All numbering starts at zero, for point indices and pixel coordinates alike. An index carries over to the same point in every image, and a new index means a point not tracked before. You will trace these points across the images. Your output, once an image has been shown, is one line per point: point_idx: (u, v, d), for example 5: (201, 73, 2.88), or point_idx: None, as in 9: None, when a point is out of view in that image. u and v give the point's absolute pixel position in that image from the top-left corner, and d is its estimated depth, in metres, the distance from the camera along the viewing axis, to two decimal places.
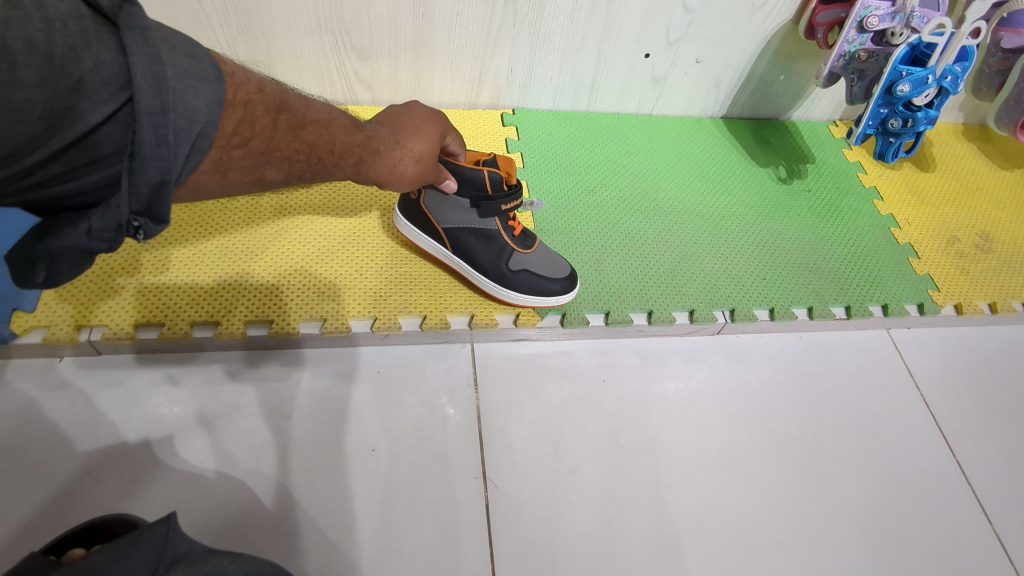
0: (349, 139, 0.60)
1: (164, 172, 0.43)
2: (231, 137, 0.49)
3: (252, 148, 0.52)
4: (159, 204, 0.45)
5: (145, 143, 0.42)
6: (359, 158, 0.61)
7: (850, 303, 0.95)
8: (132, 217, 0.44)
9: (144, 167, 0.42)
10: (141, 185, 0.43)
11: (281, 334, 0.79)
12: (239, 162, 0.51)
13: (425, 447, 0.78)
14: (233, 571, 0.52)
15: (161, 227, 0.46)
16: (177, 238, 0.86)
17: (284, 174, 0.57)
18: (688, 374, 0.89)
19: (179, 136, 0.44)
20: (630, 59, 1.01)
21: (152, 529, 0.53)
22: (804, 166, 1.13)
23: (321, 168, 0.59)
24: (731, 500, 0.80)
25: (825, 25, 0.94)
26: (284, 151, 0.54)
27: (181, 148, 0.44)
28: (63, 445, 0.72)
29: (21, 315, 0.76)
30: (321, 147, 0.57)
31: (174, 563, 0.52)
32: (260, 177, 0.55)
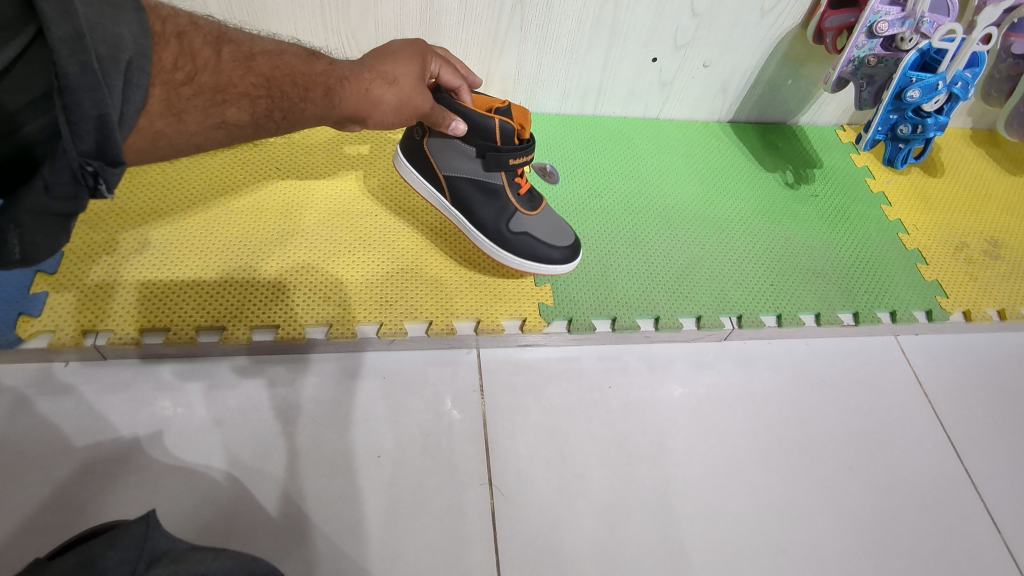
0: (309, 71, 0.60)
1: (99, 105, 0.43)
2: (172, 72, 0.49)
3: (202, 83, 0.52)
4: (109, 145, 0.44)
5: (71, 73, 0.41)
6: (326, 88, 0.61)
7: (857, 309, 0.95)
8: (82, 160, 0.44)
9: (76, 100, 0.42)
10: (79, 120, 0.42)
11: (287, 338, 0.79)
12: (192, 100, 0.51)
13: (431, 453, 0.77)
14: (216, 568, 0.53)
15: (118, 171, 0.46)
16: (182, 242, 0.86)
17: (249, 114, 0.56)
18: (695, 380, 0.89)
19: (106, 66, 0.43)
20: (637, 63, 1.01)
21: (130, 528, 0.54)
22: (811, 170, 1.13)
23: (291, 105, 0.58)
24: (737, 506, 0.79)
25: (833, 30, 0.93)
26: (240, 87, 0.54)
27: (115, 80, 0.44)
28: (69, 448, 0.72)
29: (27, 320, 0.76)
30: (280, 80, 0.57)
31: (154, 562, 0.52)
32: (222, 118, 0.54)
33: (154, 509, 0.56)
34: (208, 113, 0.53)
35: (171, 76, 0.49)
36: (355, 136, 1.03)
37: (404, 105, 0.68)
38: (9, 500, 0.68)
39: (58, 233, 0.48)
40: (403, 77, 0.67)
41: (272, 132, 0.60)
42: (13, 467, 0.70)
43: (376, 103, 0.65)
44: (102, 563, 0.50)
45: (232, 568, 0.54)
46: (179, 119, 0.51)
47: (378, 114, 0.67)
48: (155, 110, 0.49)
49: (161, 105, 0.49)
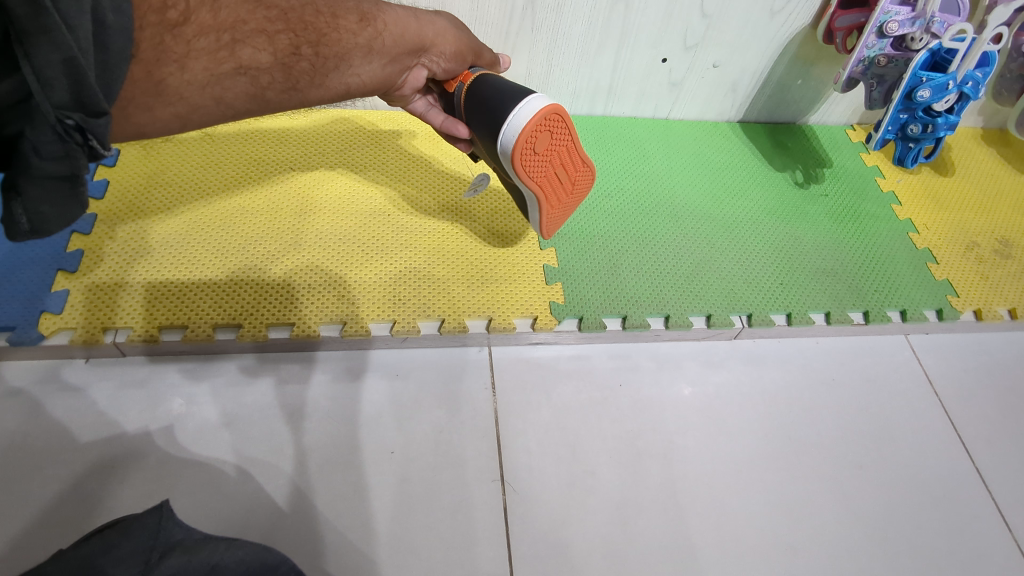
0: (335, 3, 0.63)
1: (59, 48, 0.40)
2: (163, 12, 0.48)
3: (202, 23, 0.51)
4: (85, 94, 0.42)
5: (21, 14, 0.38)
6: (359, 16, 0.64)
7: (868, 308, 0.95)
8: (60, 112, 0.42)
9: (35, 45, 0.39)
10: (43, 68, 0.40)
11: (302, 336, 0.80)
12: (195, 41, 0.51)
13: (444, 450, 0.78)
14: (229, 558, 0.54)
15: (101, 122, 0.44)
16: (199, 241, 0.87)
17: (269, 54, 0.56)
18: (704, 379, 0.89)
19: (64, 5, 0.39)
20: (647, 63, 1.02)
21: (144, 518, 0.55)
22: (822, 170, 1.13)
23: (321, 35, 0.60)
24: (747, 503, 0.80)
25: (843, 30, 0.94)
26: (251, 23, 0.54)
27: (78, 21, 0.40)
28: (87, 446, 0.74)
29: (48, 317, 0.78)
30: (300, 11, 0.59)
31: (167, 552, 0.53)
32: (238, 62, 0.54)
33: (166, 499, 0.58)
34: (217, 56, 0.52)
35: (161, 16, 0.48)
36: (368, 136, 1.04)
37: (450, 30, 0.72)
38: (29, 495, 0.70)
39: (66, 200, 0.48)
40: (447, 16, 0.74)
41: (309, 76, 0.60)
42: (37, 462, 0.72)
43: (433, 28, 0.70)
44: (115, 552, 0.51)
45: (245, 558, 0.55)
46: (181, 67, 0.50)
47: (434, 43, 0.70)
48: (148, 56, 0.48)
49: (152, 49, 0.48)
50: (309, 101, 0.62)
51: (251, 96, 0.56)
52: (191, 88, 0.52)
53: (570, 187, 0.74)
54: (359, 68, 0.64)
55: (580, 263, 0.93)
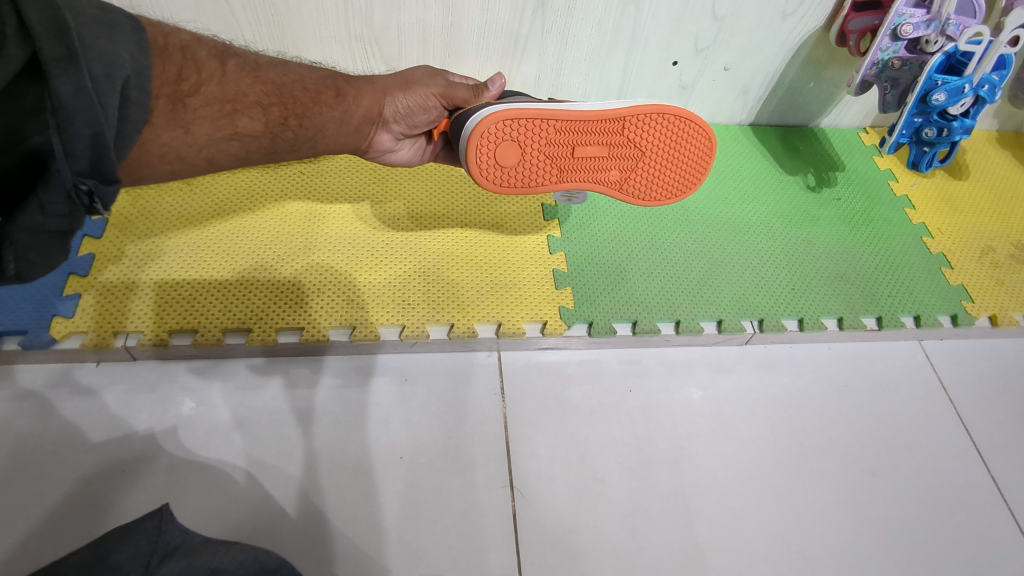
0: (316, 78, 0.67)
1: (93, 123, 0.44)
2: (176, 84, 0.53)
3: (209, 93, 0.56)
4: (104, 164, 0.46)
5: (64, 93, 0.42)
6: (336, 89, 0.69)
7: (881, 314, 0.94)
8: (77, 179, 0.46)
9: (70, 120, 0.43)
10: (73, 140, 0.44)
11: (311, 341, 0.80)
12: (200, 109, 0.55)
13: (453, 455, 0.78)
14: (227, 563, 0.53)
15: (111, 189, 0.48)
16: (210, 246, 0.87)
17: (262, 123, 0.61)
18: (714, 384, 0.88)
19: (100, 85, 0.45)
20: (657, 66, 1.01)
21: (143, 522, 0.55)
22: (834, 173, 1.12)
23: (305, 109, 0.65)
24: (758, 511, 0.79)
25: (857, 33, 0.93)
26: (250, 95, 0.60)
27: (109, 98, 0.45)
28: (97, 446, 0.74)
29: (60, 320, 0.78)
30: (289, 86, 0.64)
31: (166, 557, 0.53)
32: (235, 129, 0.59)
33: (167, 503, 0.57)
34: (219, 123, 0.57)
35: (176, 87, 0.53)
36: None
37: (414, 87, 0.74)
38: (38, 496, 0.70)
39: (54, 249, 0.50)
40: (415, 72, 0.76)
41: (291, 144, 0.66)
42: (48, 464, 0.72)
43: (397, 90, 0.73)
44: (116, 555, 0.51)
45: (244, 561, 0.54)
46: (187, 130, 0.54)
47: (402, 104, 0.74)
48: (161, 122, 0.52)
49: (165, 116, 0.52)
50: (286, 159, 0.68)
51: (238, 159, 0.62)
52: (192, 149, 0.56)
53: (594, 156, 0.71)
54: (333, 140, 0.70)
55: (589, 268, 0.93)
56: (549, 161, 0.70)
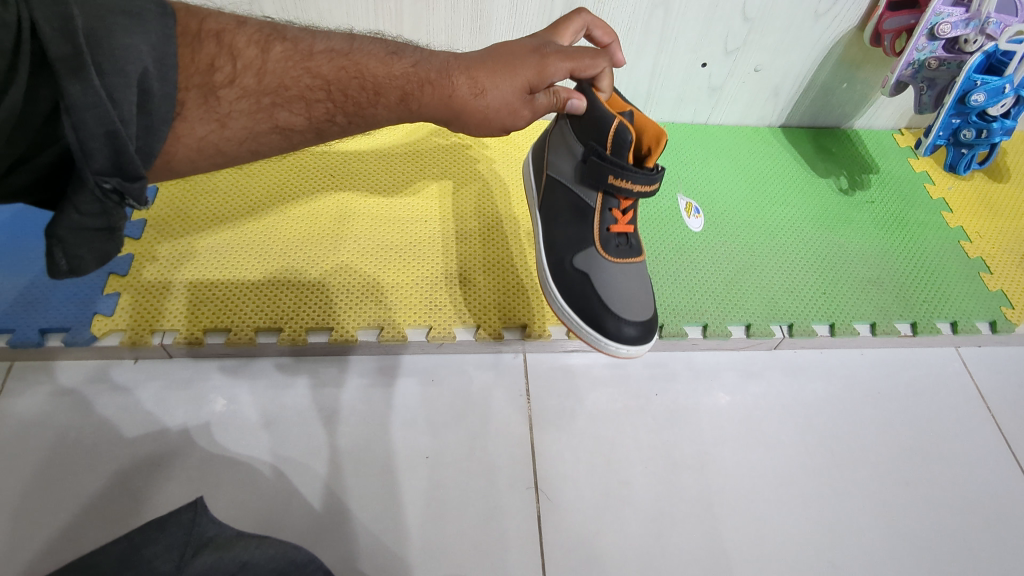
0: (384, 73, 0.60)
1: (105, 120, 0.42)
2: (209, 73, 0.51)
3: (245, 86, 0.53)
4: (124, 160, 0.44)
5: (74, 91, 0.41)
6: (401, 93, 0.61)
7: (916, 319, 0.92)
8: (99, 178, 0.43)
9: (81, 118, 0.41)
10: (87, 139, 0.42)
11: (340, 340, 0.82)
12: (236, 102, 0.53)
13: (478, 456, 0.79)
14: (260, 554, 0.54)
15: (138, 185, 0.46)
16: (244, 247, 0.89)
17: (305, 116, 0.57)
18: (742, 388, 0.87)
19: (112, 81, 0.43)
20: (686, 67, 1.00)
21: (179, 514, 0.56)
22: (867, 176, 1.10)
23: (357, 108, 0.60)
24: (787, 518, 0.78)
25: (892, 33, 0.90)
26: (293, 89, 0.55)
27: (123, 94, 0.43)
28: (135, 439, 0.76)
29: (100, 319, 0.81)
30: (345, 82, 0.58)
31: (200, 548, 0.54)
32: (274, 121, 0.56)
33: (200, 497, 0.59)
34: (257, 116, 0.55)
35: (208, 78, 0.51)
36: (406, 143, 1.06)
37: (494, 115, 0.66)
38: (76, 487, 0.73)
39: (105, 244, 0.48)
40: (496, 82, 0.64)
41: (338, 133, 0.62)
42: (87, 458, 0.75)
43: (474, 114, 0.65)
44: (150, 548, 0.52)
45: (275, 556, 0.54)
46: (222, 125, 0.53)
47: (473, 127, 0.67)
48: (194, 114, 0.51)
49: (198, 109, 0.51)
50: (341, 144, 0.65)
51: (282, 147, 0.59)
52: (231, 142, 0.54)
53: None
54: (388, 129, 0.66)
55: None
56: None
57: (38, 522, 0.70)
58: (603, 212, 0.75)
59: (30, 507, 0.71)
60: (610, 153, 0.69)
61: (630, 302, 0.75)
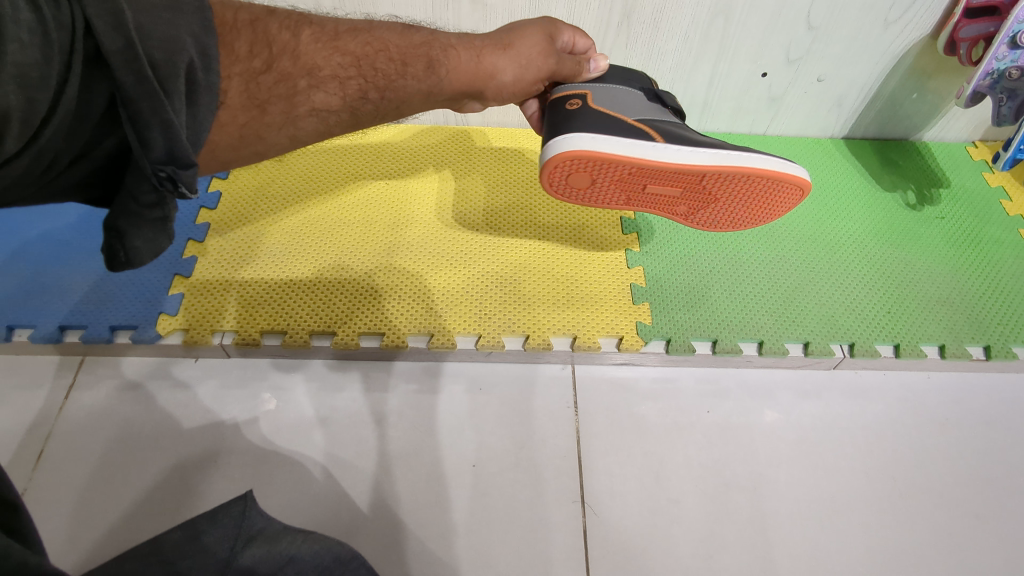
0: (405, 44, 0.61)
1: (159, 110, 0.42)
2: (248, 60, 0.51)
3: (282, 70, 0.53)
4: (177, 147, 0.44)
5: (129, 84, 0.41)
6: (427, 60, 0.62)
7: (989, 343, 0.87)
8: (155, 167, 0.44)
9: (138, 109, 0.42)
10: (144, 129, 0.42)
11: (391, 346, 0.83)
12: (274, 88, 0.53)
13: (524, 467, 0.78)
14: (306, 550, 0.53)
15: (192, 173, 0.46)
16: (302, 251, 0.92)
17: (340, 96, 0.57)
18: (798, 409, 0.84)
19: (163, 72, 0.43)
20: (746, 77, 0.98)
21: (231, 504, 0.54)
22: (937, 190, 1.05)
23: (388, 82, 0.59)
24: (846, 546, 0.74)
25: (969, 41, 0.86)
26: (326, 69, 0.55)
27: (173, 86, 0.43)
28: (195, 435, 0.79)
29: (165, 318, 0.84)
30: (372, 56, 0.58)
31: (250, 541, 0.52)
32: (312, 104, 0.55)
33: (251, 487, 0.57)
34: (295, 100, 0.54)
35: (248, 64, 0.51)
36: (460, 153, 1.07)
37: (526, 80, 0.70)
38: (138, 481, 0.76)
39: (158, 235, 0.49)
40: (529, 48, 0.69)
41: (372, 116, 0.61)
42: (150, 451, 0.78)
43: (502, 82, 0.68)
44: (205, 536, 0.52)
45: (319, 551, 0.53)
46: (262, 110, 0.52)
47: (490, 90, 0.69)
48: (236, 103, 0.50)
49: (239, 97, 0.50)
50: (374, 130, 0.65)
51: (321, 134, 0.58)
52: (271, 128, 0.54)
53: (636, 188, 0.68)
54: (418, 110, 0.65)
55: (668, 284, 0.91)
56: (620, 191, 0.69)
57: (98, 511, 0.74)
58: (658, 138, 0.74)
59: (91, 497, 0.74)
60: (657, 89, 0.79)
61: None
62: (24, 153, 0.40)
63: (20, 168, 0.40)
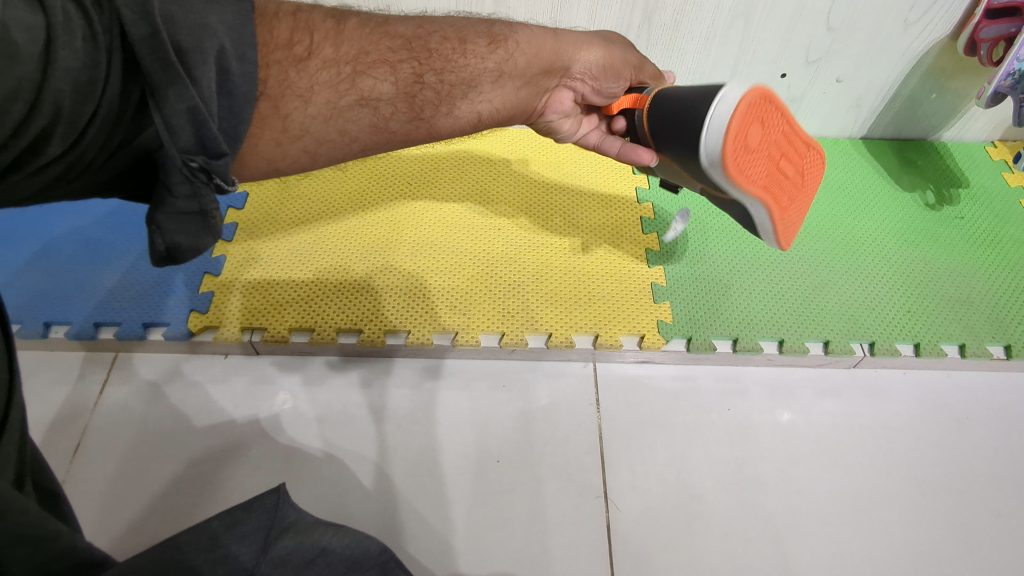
0: (461, 24, 0.61)
1: (184, 95, 0.40)
2: (289, 47, 0.49)
3: (325, 57, 0.51)
4: (207, 136, 0.42)
5: (153, 72, 0.39)
6: (489, 39, 0.62)
7: (1010, 342, 0.87)
8: (185, 157, 0.42)
9: (163, 97, 0.40)
10: (170, 116, 0.40)
11: (417, 343, 0.84)
12: (317, 75, 0.51)
13: (548, 462, 0.79)
14: (335, 542, 0.54)
15: (223, 163, 0.43)
16: (328, 250, 0.93)
17: (392, 80, 0.54)
18: (818, 408, 0.85)
19: (190, 58, 0.40)
20: (765, 78, 0.99)
21: (264, 496, 0.53)
22: (956, 190, 1.05)
23: (446, 61, 0.58)
24: (866, 543, 0.75)
25: (990, 41, 0.86)
26: (373, 54, 0.54)
27: (201, 71, 0.41)
28: (226, 430, 0.81)
29: (196, 315, 0.86)
30: (425, 38, 0.57)
31: (283, 532, 0.52)
32: (361, 90, 0.53)
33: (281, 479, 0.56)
34: (340, 87, 0.52)
35: (287, 52, 0.49)
36: (481, 154, 1.08)
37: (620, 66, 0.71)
38: (171, 475, 0.77)
39: (201, 232, 0.47)
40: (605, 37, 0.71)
41: (433, 104, 0.58)
42: (182, 446, 0.80)
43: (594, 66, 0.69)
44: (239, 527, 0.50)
45: (350, 544, 0.54)
46: (306, 100, 0.50)
47: (573, 63, 0.68)
48: (276, 93, 0.49)
49: (280, 85, 0.49)
50: (435, 130, 0.60)
51: (374, 129, 0.55)
52: (317, 122, 0.52)
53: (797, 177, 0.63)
54: (488, 95, 0.62)
55: (689, 283, 0.92)
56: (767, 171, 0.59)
57: (129, 504, 0.76)
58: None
59: (123, 490, 0.76)
60: None
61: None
62: (67, 156, 0.39)
63: (66, 169, 0.39)
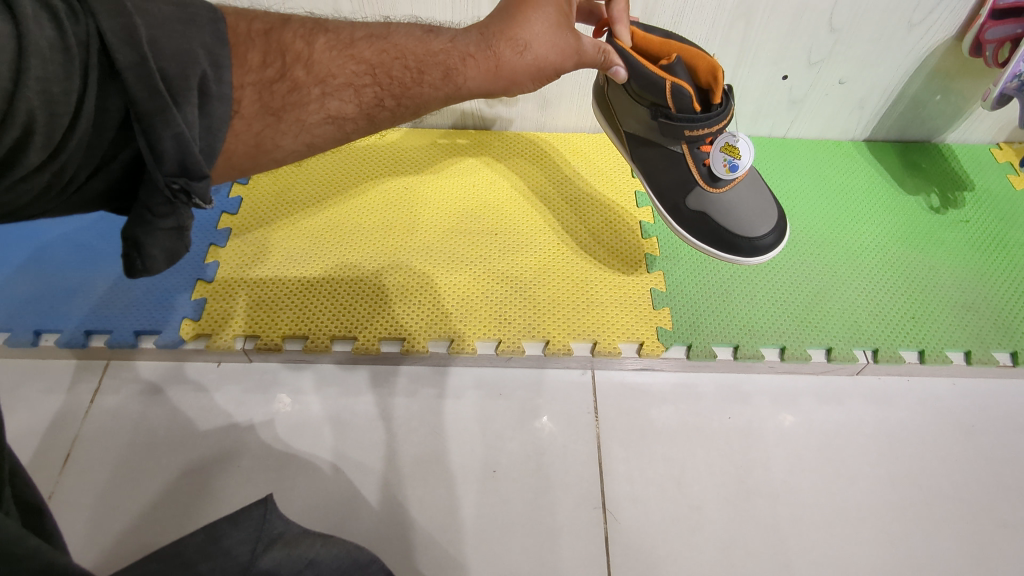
0: (423, 50, 0.56)
1: (172, 122, 0.39)
2: (262, 70, 0.49)
3: (296, 79, 0.51)
4: (190, 160, 0.41)
5: (140, 99, 0.38)
6: (445, 68, 0.57)
7: (1017, 348, 0.86)
8: (168, 179, 0.41)
9: (149, 124, 0.39)
10: (156, 142, 0.39)
11: (413, 350, 0.83)
12: (289, 95, 0.50)
13: (543, 473, 0.78)
14: (324, 553, 0.50)
15: (205, 184, 0.42)
16: (323, 255, 0.92)
17: (355, 103, 0.54)
18: (820, 414, 0.83)
19: (175, 86, 0.40)
20: (766, 80, 0.98)
21: (251, 509, 0.51)
22: (961, 193, 1.03)
23: (404, 89, 0.55)
24: (869, 554, 0.73)
25: (995, 42, 0.85)
26: (341, 77, 0.52)
27: (186, 99, 0.41)
28: (216, 440, 0.79)
29: (189, 323, 0.85)
30: (388, 64, 0.54)
31: (272, 545, 0.49)
32: (327, 112, 0.52)
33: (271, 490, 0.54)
34: (309, 108, 0.51)
35: (261, 73, 0.48)
36: (479, 158, 1.07)
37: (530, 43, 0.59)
38: (161, 485, 0.76)
39: (176, 243, 0.46)
40: (534, 30, 0.59)
41: (390, 121, 0.58)
42: (172, 454, 0.78)
43: (508, 53, 0.59)
44: (225, 540, 0.48)
45: (339, 554, 0.51)
46: (278, 118, 0.50)
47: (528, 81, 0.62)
48: (250, 112, 0.48)
49: (253, 105, 0.48)
50: None
51: (338, 142, 0.55)
52: (287, 138, 0.51)
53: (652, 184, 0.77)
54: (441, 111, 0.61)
55: (689, 288, 0.90)
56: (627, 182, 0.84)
57: (118, 515, 0.74)
58: (691, 152, 0.71)
59: (112, 500, 0.75)
60: (675, 112, 0.66)
61: (755, 217, 0.73)
62: (46, 170, 0.37)
63: (43, 182, 0.38)
